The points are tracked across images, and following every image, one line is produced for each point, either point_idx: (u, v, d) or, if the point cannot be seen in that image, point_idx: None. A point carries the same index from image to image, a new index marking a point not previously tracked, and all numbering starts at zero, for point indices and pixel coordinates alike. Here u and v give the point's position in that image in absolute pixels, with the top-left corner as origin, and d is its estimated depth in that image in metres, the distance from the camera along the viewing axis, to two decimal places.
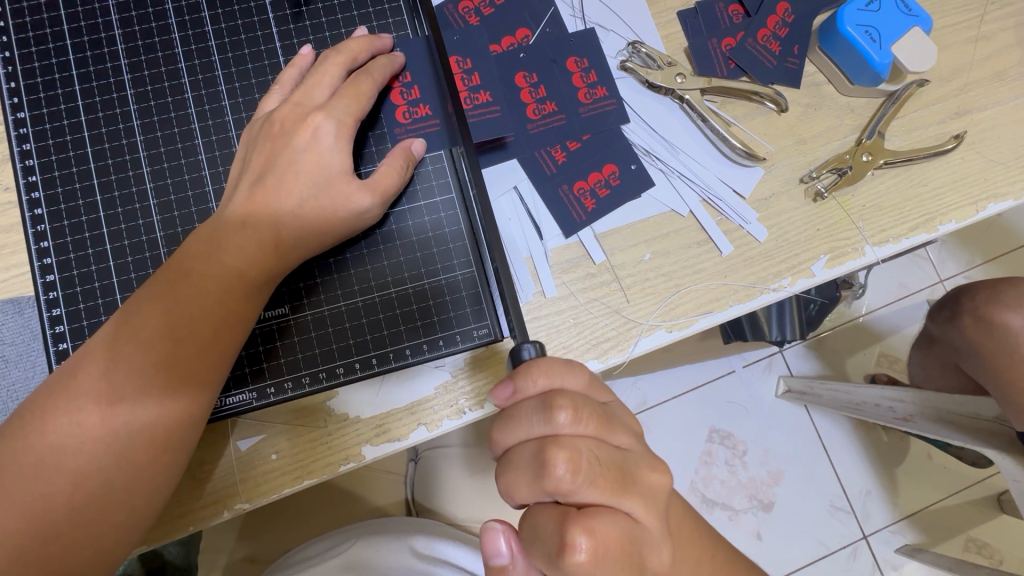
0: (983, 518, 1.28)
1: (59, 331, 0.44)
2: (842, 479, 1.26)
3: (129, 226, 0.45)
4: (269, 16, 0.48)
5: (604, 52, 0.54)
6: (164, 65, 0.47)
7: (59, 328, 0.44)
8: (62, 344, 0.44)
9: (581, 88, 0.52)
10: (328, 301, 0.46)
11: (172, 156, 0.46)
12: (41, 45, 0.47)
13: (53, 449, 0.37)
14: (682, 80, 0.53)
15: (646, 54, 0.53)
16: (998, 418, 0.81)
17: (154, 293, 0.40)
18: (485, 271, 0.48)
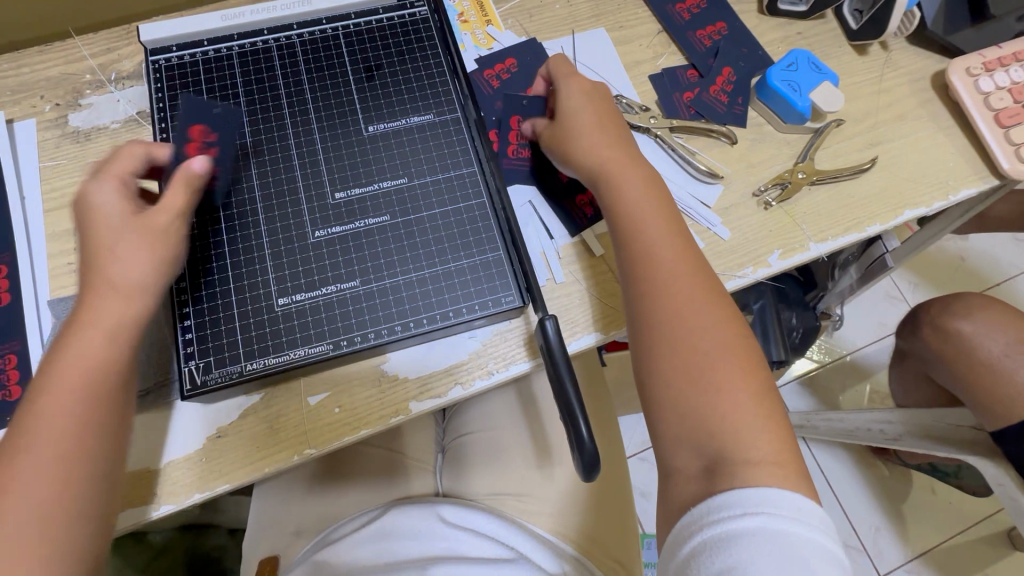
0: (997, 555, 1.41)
1: (183, 300, 0.54)
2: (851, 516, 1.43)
3: (241, 222, 0.57)
4: (349, 78, 0.64)
5: None
6: (273, 111, 0.61)
7: (183, 297, 0.54)
8: (185, 309, 0.54)
9: (511, 146, 0.67)
10: (385, 275, 0.57)
11: (275, 173, 0.59)
12: (184, 97, 0.61)
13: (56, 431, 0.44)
14: (655, 121, 0.70)
15: (626, 103, 0.70)
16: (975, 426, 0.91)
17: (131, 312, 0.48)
18: (510, 252, 0.58)
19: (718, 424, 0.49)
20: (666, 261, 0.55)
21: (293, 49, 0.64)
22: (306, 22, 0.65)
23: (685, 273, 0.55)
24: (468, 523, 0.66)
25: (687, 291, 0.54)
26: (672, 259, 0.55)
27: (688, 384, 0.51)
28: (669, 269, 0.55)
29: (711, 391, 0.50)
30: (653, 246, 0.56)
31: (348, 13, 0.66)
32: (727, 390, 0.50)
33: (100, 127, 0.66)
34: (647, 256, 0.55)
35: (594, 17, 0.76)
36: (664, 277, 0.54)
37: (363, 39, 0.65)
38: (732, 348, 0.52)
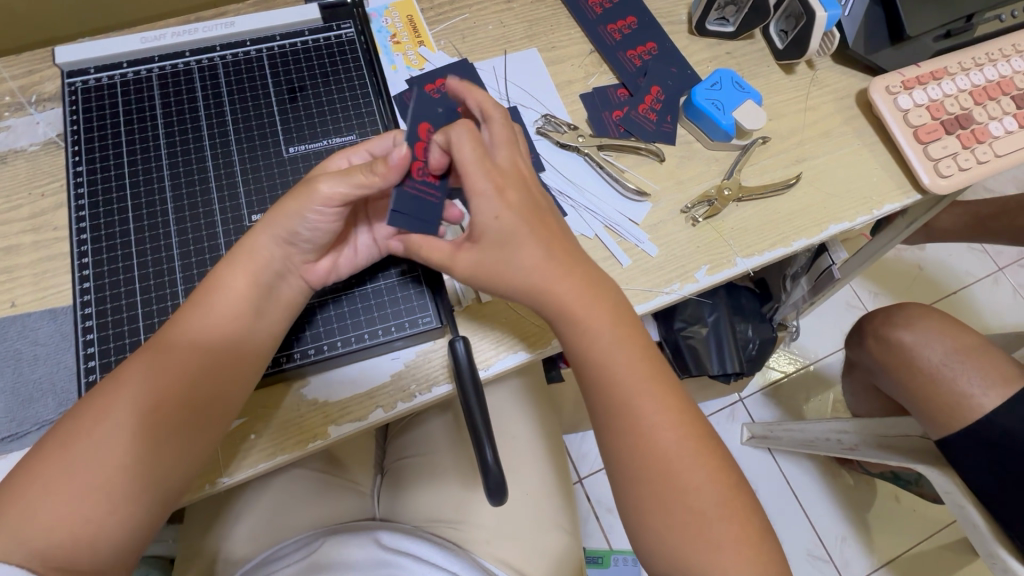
0: (961, 562, 1.42)
1: (88, 325, 0.54)
2: (817, 526, 1.44)
3: (153, 246, 0.57)
4: (272, 99, 0.64)
5: (524, 121, 0.71)
6: (191, 133, 0.61)
7: (88, 323, 0.54)
8: (89, 335, 0.54)
9: None
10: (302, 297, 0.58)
11: (192, 197, 0.59)
12: (100, 121, 0.61)
13: (107, 425, 0.46)
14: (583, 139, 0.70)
15: (555, 121, 0.71)
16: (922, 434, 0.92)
17: (195, 309, 0.51)
18: (428, 272, 0.61)
19: (651, 481, 0.50)
20: (598, 336, 0.52)
21: (215, 71, 0.64)
22: (229, 43, 0.65)
23: (618, 339, 0.52)
24: (404, 547, 0.63)
25: (622, 360, 0.52)
26: (607, 330, 0.52)
27: (623, 446, 0.51)
28: (606, 345, 0.52)
29: (647, 451, 0.51)
30: (586, 319, 0.52)
31: (273, 34, 0.66)
32: (661, 443, 0.51)
33: (18, 150, 0.65)
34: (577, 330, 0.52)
35: (526, 37, 0.77)
36: (603, 349, 0.52)
37: (287, 60, 0.65)
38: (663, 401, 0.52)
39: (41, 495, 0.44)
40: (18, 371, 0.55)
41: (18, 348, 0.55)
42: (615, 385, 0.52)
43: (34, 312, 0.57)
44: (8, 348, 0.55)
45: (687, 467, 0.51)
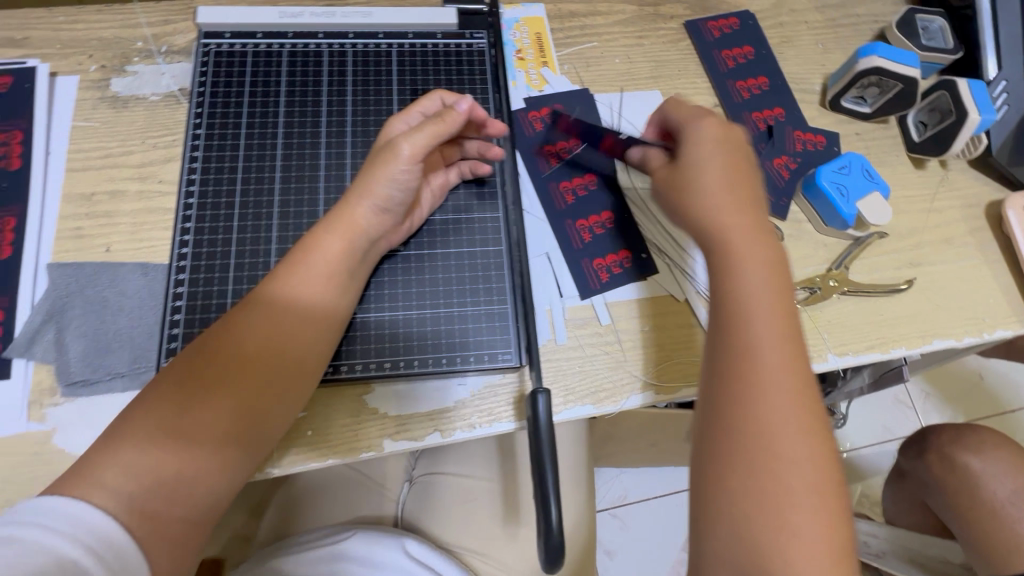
0: None
1: (178, 291, 0.53)
2: None
3: (253, 223, 0.56)
4: (394, 97, 0.62)
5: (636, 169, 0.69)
6: (310, 118, 0.61)
7: (179, 290, 0.54)
8: (178, 300, 0.53)
9: (546, 160, 0.67)
10: (388, 306, 0.57)
11: (299, 181, 0.58)
12: (227, 88, 0.61)
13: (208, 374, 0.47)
14: None
15: None
16: (964, 564, 0.87)
17: (294, 264, 0.51)
18: (517, 307, 0.59)
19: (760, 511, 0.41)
20: (766, 325, 0.46)
21: (344, 58, 0.63)
22: (363, 33, 0.64)
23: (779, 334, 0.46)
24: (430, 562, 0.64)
25: (773, 355, 0.45)
26: (775, 340, 0.45)
27: (734, 449, 0.43)
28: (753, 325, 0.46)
29: (772, 468, 0.42)
30: (749, 299, 0.47)
31: (407, 31, 0.65)
32: (781, 463, 0.42)
33: (140, 97, 0.65)
34: (729, 309, 0.47)
35: (651, 77, 0.74)
36: (752, 332, 0.46)
37: (416, 60, 0.64)
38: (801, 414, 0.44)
39: (142, 434, 0.44)
40: (99, 318, 0.55)
41: (106, 296, 0.56)
42: (751, 369, 0.45)
43: (127, 263, 0.58)
44: (96, 293, 0.56)
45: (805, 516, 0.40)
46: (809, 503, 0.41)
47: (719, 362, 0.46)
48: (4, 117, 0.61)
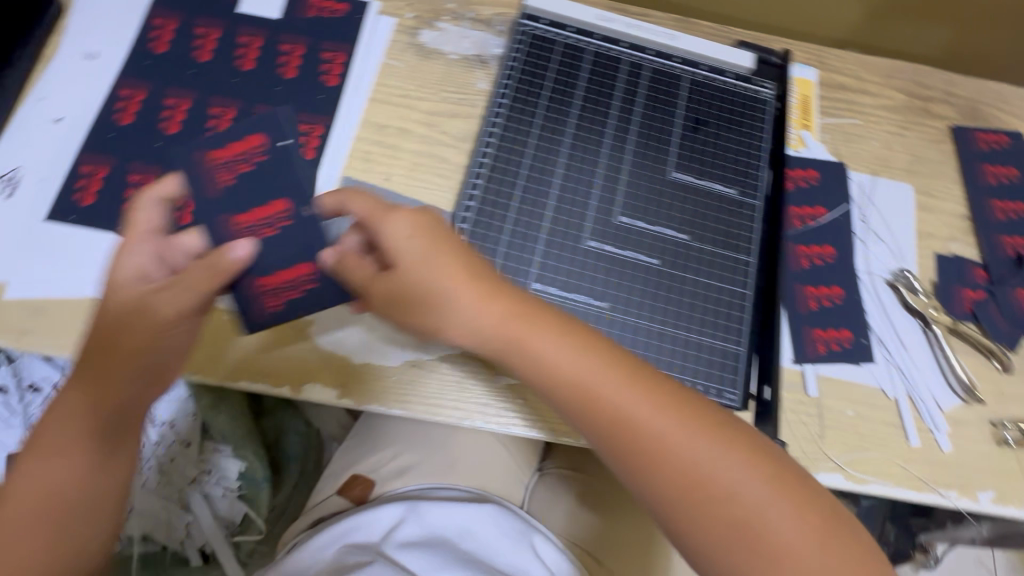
0: None
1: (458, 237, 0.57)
2: None
3: (533, 198, 0.59)
4: (678, 120, 0.64)
5: (877, 263, 0.68)
6: (601, 116, 0.63)
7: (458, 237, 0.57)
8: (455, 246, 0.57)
9: (796, 227, 0.68)
10: None
11: (580, 171, 0.61)
12: (534, 68, 0.65)
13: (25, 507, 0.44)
14: (932, 313, 0.67)
15: (910, 280, 0.67)
16: None
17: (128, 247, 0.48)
18: (750, 353, 0.57)
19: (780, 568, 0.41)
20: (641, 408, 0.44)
21: (640, 71, 0.66)
22: (660, 53, 0.67)
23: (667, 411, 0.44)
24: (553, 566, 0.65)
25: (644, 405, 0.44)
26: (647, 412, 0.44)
27: (699, 505, 0.42)
28: (624, 396, 0.44)
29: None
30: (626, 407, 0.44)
31: (700, 63, 0.67)
32: (745, 494, 0.42)
33: (441, 52, 0.72)
34: (610, 411, 0.44)
35: (906, 170, 0.74)
36: (613, 423, 0.44)
37: (705, 92, 0.66)
38: (672, 400, 0.45)
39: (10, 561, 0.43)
40: None
41: None
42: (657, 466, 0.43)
43: (403, 197, 0.64)
44: None
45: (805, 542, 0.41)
46: (775, 499, 0.42)
47: (598, 431, 0.44)
48: (333, 38, 0.69)
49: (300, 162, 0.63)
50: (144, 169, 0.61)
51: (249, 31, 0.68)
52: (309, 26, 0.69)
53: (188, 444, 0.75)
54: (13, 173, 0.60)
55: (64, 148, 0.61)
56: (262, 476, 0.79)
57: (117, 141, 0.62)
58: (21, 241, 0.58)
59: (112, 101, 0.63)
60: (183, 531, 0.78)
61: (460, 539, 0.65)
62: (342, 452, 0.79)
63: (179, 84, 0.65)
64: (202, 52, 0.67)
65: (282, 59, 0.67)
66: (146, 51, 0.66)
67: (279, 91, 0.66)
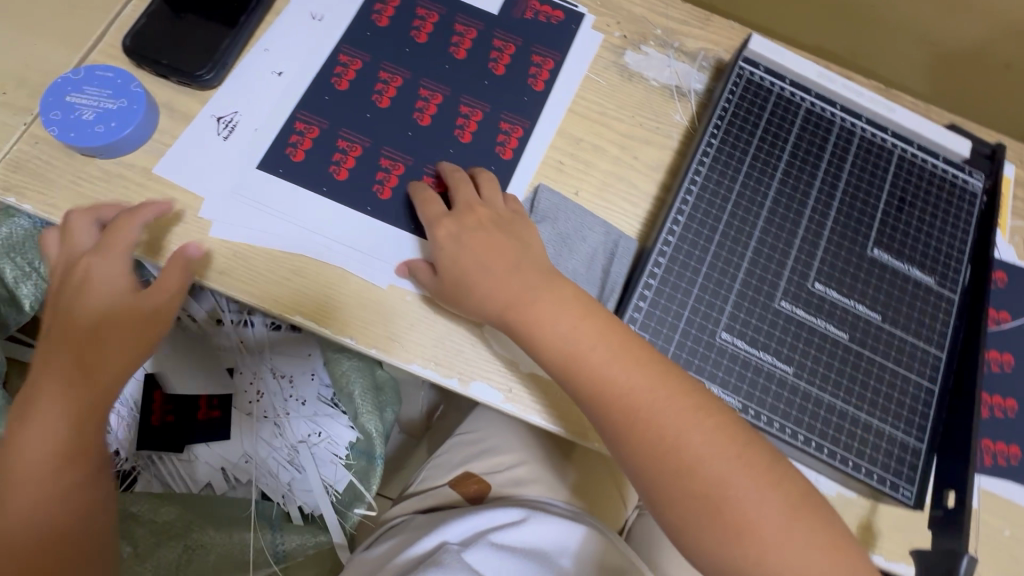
0: None
1: (654, 272, 0.57)
2: None
3: (731, 247, 0.59)
4: (884, 196, 0.62)
5: None
6: (807, 177, 0.62)
7: (654, 271, 0.57)
8: (651, 280, 0.57)
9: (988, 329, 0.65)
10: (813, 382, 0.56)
11: (779, 229, 0.60)
12: (747, 114, 0.64)
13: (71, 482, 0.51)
14: None
15: None
16: None
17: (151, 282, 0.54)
18: (930, 453, 0.55)
19: (743, 540, 0.46)
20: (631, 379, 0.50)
21: (853, 137, 0.64)
22: (874, 122, 0.65)
23: (660, 390, 0.49)
24: None
25: (654, 406, 0.49)
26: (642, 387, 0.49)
27: (687, 489, 0.47)
28: (618, 376, 0.50)
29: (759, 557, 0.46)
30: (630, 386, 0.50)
31: (912, 141, 0.65)
32: (737, 488, 0.47)
33: (643, 77, 0.71)
34: (611, 399, 0.50)
35: None
36: (614, 415, 0.50)
37: (914, 172, 0.64)
38: (688, 400, 0.49)
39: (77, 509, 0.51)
40: (559, 251, 0.61)
41: (569, 233, 0.62)
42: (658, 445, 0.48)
43: (592, 215, 0.63)
44: (561, 228, 0.62)
45: (782, 526, 0.46)
46: (769, 493, 0.47)
47: (608, 424, 0.50)
48: (544, 44, 0.69)
49: (498, 161, 0.64)
50: (352, 137, 0.62)
51: (466, 21, 0.68)
52: (523, 27, 0.69)
53: (303, 402, 0.80)
54: (232, 117, 0.62)
55: (282, 102, 0.63)
56: (377, 451, 0.77)
57: (330, 105, 0.64)
58: (233, 185, 0.60)
59: (331, 65, 0.65)
60: (286, 486, 0.77)
61: (558, 555, 0.62)
62: (453, 444, 0.79)
63: (395, 60, 0.66)
64: (419, 33, 0.67)
65: (494, 54, 0.67)
66: (369, 23, 0.67)
67: (487, 86, 0.66)
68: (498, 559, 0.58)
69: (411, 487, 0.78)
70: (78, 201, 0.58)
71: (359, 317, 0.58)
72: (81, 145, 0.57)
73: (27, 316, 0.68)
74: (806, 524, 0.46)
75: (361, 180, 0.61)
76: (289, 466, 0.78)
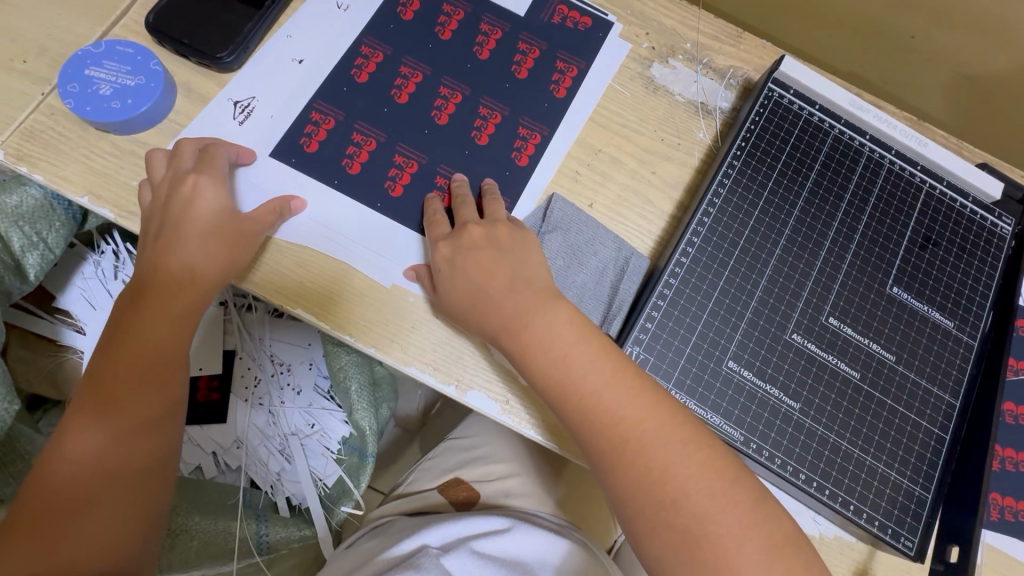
0: None
1: (664, 292, 0.56)
2: None
3: (745, 273, 0.57)
4: (908, 233, 0.60)
5: None
6: (829, 207, 0.60)
7: (664, 292, 0.56)
8: (659, 300, 0.55)
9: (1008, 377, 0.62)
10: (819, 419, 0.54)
11: (797, 258, 0.58)
12: (772, 137, 0.62)
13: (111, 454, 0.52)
14: None
15: None
16: None
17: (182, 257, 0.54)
18: (935, 503, 0.53)
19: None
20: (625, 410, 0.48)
21: (880, 169, 0.62)
22: (904, 156, 0.63)
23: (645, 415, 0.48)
24: None
25: (639, 431, 0.47)
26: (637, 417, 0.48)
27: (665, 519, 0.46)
28: (605, 397, 0.49)
29: None
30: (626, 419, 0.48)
31: (942, 177, 0.63)
32: (718, 523, 0.45)
33: (668, 91, 0.69)
34: (603, 427, 0.48)
35: None
36: (600, 433, 0.49)
37: (941, 210, 0.62)
38: (673, 423, 0.48)
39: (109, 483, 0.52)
40: (568, 264, 0.60)
41: (580, 245, 0.60)
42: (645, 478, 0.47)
43: (605, 228, 0.62)
44: (572, 239, 0.61)
45: (760, 568, 0.44)
46: (750, 531, 0.45)
47: (590, 439, 0.49)
48: (570, 51, 0.68)
49: (513, 167, 0.63)
50: (368, 131, 0.61)
51: (491, 21, 0.67)
52: (550, 32, 0.68)
53: (299, 392, 0.80)
54: (249, 102, 0.61)
55: (300, 90, 0.62)
56: (369, 449, 0.78)
57: (346, 97, 0.62)
58: (247, 171, 0.59)
59: (351, 57, 0.64)
60: (275, 476, 0.77)
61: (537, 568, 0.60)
62: (447, 448, 0.78)
63: (416, 57, 0.65)
64: (444, 30, 0.66)
65: (518, 58, 0.66)
66: (393, 16, 0.66)
67: (508, 89, 0.65)
68: (472, 564, 0.58)
69: (400, 488, 0.77)
70: (88, 175, 0.57)
71: (360, 314, 0.57)
72: (96, 119, 0.56)
73: (32, 286, 0.67)
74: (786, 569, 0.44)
75: (373, 176, 0.60)
76: (280, 456, 0.78)
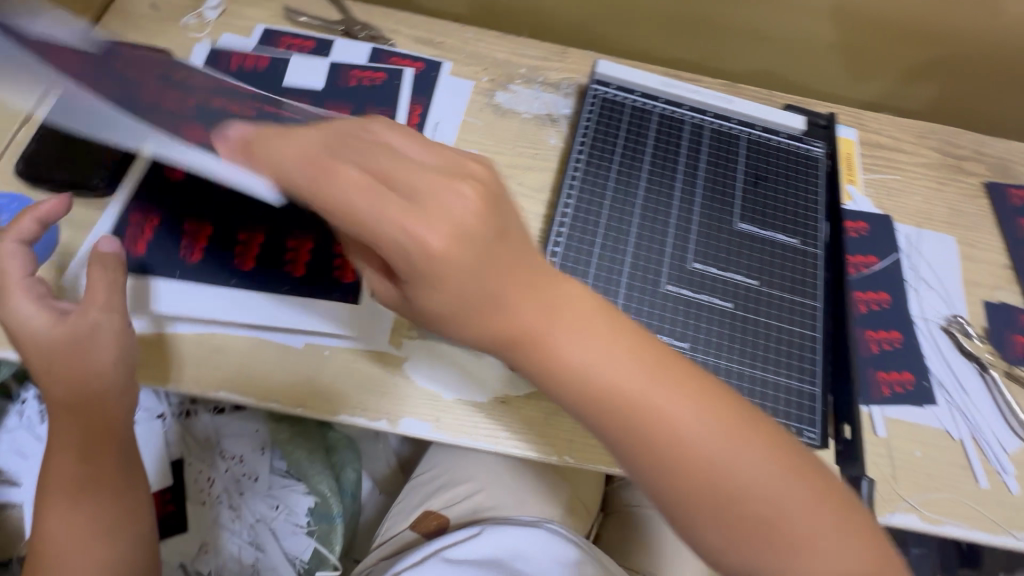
0: None
1: None
2: None
3: (613, 246, 0.64)
4: (740, 176, 0.70)
5: (930, 311, 0.71)
6: (670, 173, 0.69)
7: None
8: None
9: (857, 271, 0.72)
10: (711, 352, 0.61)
11: (653, 222, 0.66)
12: (606, 128, 0.71)
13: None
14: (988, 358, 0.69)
15: (964, 328, 0.70)
16: None
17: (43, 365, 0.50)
18: (824, 395, 0.60)
19: (796, 542, 0.38)
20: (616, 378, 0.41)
21: (703, 131, 0.72)
22: (719, 115, 0.73)
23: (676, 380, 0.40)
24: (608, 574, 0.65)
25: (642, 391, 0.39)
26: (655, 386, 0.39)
27: None
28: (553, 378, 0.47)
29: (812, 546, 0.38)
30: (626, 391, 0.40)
31: (755, 124, 0.73)
32: None
33: (515, 112, 0.78)
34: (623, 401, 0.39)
35: (949, 223, 0.78)
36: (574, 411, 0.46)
37: (761, 150, 0.72)
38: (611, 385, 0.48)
39: None
40: None
41: None
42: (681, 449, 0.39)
43: None
44: None
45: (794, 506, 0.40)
46: None
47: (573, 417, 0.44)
48: (375, 104, 0.74)
49: None
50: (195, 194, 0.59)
51: (335, 106, 0.73)
52: (350, 94, 0.74)
53: (256, 479, 0.80)
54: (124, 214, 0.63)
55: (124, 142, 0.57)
56: (334, 510, 0.79)
57: None
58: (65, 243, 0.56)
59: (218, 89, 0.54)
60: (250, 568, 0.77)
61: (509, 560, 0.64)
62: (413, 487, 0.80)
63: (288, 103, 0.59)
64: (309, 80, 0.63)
65: None
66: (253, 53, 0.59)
67: None
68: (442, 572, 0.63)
69: (378, 538, 0.77)
70: None
71: (277, 378, 0.60)
72: None
73: None
74: (849, 514, 0.39)
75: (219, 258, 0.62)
76: (251, 547, 0.78)
